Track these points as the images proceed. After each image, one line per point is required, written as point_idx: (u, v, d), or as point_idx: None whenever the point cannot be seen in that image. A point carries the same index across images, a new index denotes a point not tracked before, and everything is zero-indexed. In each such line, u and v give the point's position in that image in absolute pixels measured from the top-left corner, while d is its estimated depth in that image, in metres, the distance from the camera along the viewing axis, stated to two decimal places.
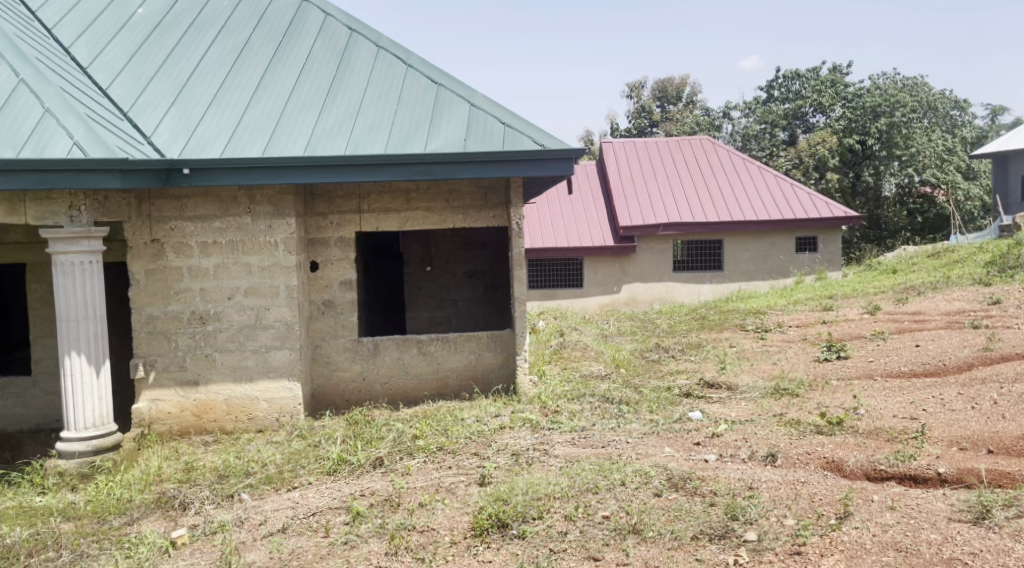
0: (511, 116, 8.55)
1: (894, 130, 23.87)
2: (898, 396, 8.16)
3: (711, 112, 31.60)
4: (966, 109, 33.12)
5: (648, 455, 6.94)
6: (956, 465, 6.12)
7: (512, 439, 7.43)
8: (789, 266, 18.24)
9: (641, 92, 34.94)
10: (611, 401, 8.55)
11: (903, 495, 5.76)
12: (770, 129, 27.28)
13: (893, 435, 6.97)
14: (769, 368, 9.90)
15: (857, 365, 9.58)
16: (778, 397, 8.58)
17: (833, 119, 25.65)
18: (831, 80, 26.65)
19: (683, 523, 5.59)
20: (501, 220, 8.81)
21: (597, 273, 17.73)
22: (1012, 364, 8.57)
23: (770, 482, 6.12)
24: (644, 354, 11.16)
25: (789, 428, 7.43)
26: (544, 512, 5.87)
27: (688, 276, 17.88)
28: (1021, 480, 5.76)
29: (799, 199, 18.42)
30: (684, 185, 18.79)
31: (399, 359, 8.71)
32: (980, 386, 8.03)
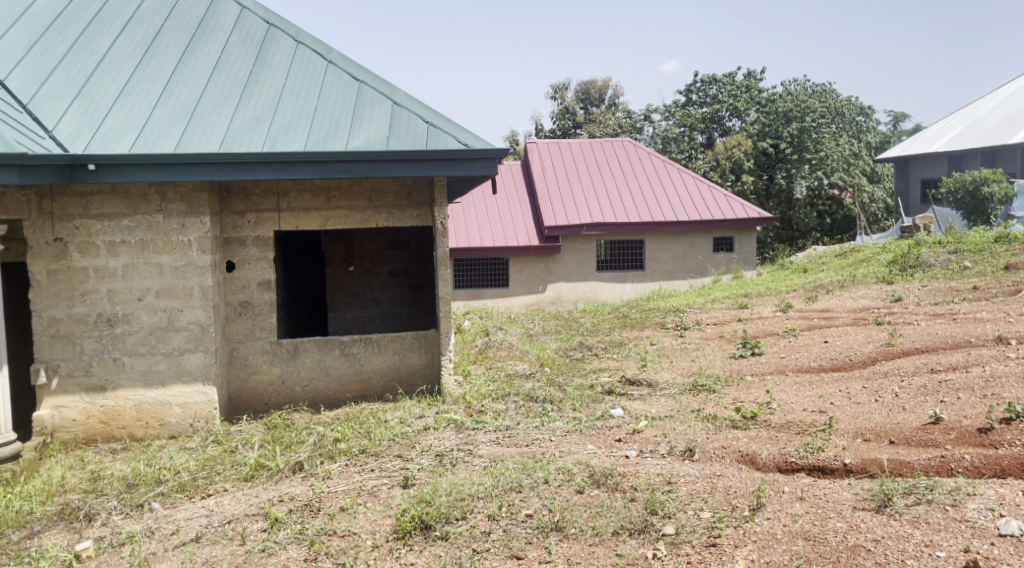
0: (435, 115, 8.53)
1: (805, 135, 24.99)
2: (808, 390, 8.45)
3: (632, 115, 32.25)
4: (870, 115, 34.57)
5: (571, 453, 7.03)
6: (861, 456, 6.38)
7: (436, 440, 7.41)
8: (706, 266, 18.68)
9: (565, 94, 35.33)
10: (535, 399, 8.61)
11: (811, 486, 5.98)
12: (689, 132, 27.95)
13: (803, 428, 7.23)
14: (688, 365, 10.13)
15: (771, 361, 9.89)
16: (697, 393, 8.78)
17: (747, 123, 26.66)
18: (746, 85, 27.59)
19: (604, 519, 5.68)
20: (425, 219, 8.77)
21: (522, 272, 17.81)
22: (913, 359, 8.97)
23: (688, 477, 6.27)
24: (568, 353, 11.25)
25: (706, 423, 7.63)
26: (467, 512, 5.88)
27: (611, 276, 18.13)
28: (920, 468, 6.00)
29: (716, 200, 18.92)
30: (606, 186, 19.08)
31: (320, 361, 8.59)
32: (883, 379, 8.40)
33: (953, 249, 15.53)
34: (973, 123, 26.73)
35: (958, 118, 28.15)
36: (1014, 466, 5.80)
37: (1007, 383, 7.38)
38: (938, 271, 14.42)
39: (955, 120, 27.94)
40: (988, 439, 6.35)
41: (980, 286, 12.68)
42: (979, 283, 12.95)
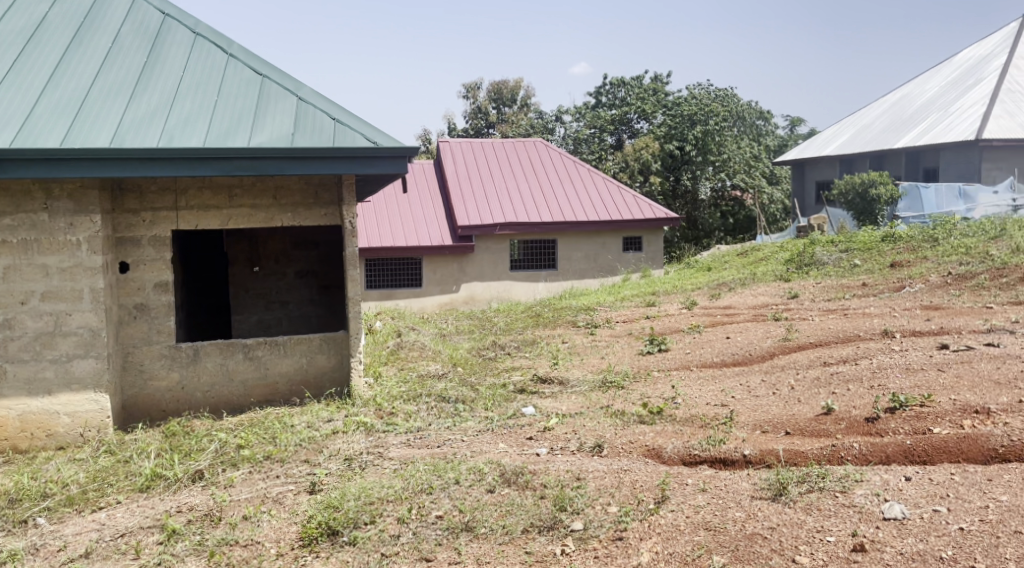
0: (342, 111, 8.40)
1: (708, 138, 25.59)
2: (711, 385, 8.69)
3: (543, 116, 32.55)
4: (769, 119, 35.86)
5: (482, 452, 7.03)
6: (760, 447, 6.59)
7: (344, 444, 7.29)
8: (616, 264, 18.98)
9: (477, 93, 35.34)
10: (447, 400, 8.58)
11: (713, 477, 6.16)
12: (599, 134, 28.38)
13: (706, 422, 7.43)
14: (598, 362, 10.27)
15: (677, 357, 10.12)
16: (606, 389, 8.91)
17: (654, 125, 27.16)
18: (653, 89, 28.12)
19: (514, 517, 5.71)
20: (332, 218, 8.61)
21: (434, 272, 17.71)
22: (809, 353, 9.34)
23: (596, 472, 6.36)
24: (481, 352, 11.24)
25: (615, 418, 7.75)
26: (376, 516, 5.81)
27: (524, 275, 18.22)
28: (813, 457, 6.24)
29: (625, 201, 19.28)
30: (517, 185, 19.20)
31: (222, 365, 8.34)
32: (780, 372, 8.72)
33: (844, 248, 16.23)
34: (862, 129, 27.94)
35: (849, 124, 29.33)
36: (898, 453, 6.08)
37: (892, 374, 7.75)
38: (831, 269, 15.03)
39: (847, 126, 29.11)
40: (875, 427, 6.66)
41: (869, 283, 13.28)
42: (869, 279, 13.55)
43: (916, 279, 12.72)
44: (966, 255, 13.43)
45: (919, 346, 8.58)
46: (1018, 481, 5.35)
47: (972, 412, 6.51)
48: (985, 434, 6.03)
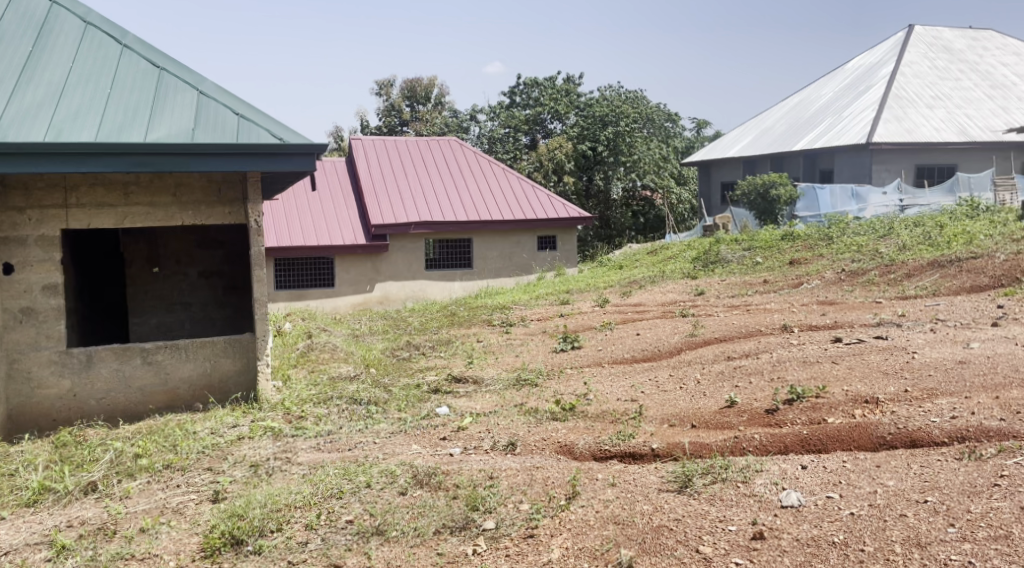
0: (245, 106, 8.17)
1: (619, 139, 26.18)
2: (622, 380, 8.83)
3: (458, 114, 32.43)
4: (677, 121, 36.57)
5: (395, 454, 6.94)
6: (667, 441, 6.72)
7: (250, 450, 7.10)
8: (531, 263, 19.10)
9: (391, 90, 35.02)
10: (359, 402, 8.46)
11: (622, 471, 6.26)
12: (513, 133, 28.45)
13: (616, 417, 7.53)
14: (512, 360, 10.29)
15: (589, 354, 10.23)
16: (520, 387, 8.93)
17: (567, 126, 27.48)
18: (566, 89, 28.20)
19: (426, 519, 5.66)
20: (236, 216, 8.35)
21: (348, 272, 17.40)
22: (714, 348, 9.58)
23: (509, 470, 6.37)
24: (394, 353, 11.12)
25: (529, 416, 7.78)
26: (282, 524, 5.68)
27: (440, 274, 18.11)
28: (717, 449, 6.40)
29: (539, 200, 19.41)
30: (431, 184, 19.10)
31: (118, 371, 8.02)
32: (687, 367, 8.94)
33: (747, 246, 16.76)
34: (764, 131, 28.88)
35: (751, 127, 30.26)
36: (795, 442, 6.30)
37: (791, 367, 8.03)
38: (735, 267, 15.47)
39: (749, 129, 30.06)
40: (775, 418, 6.88)
41: (770, 280, 13.71)
42: (770, 277, 13.99)
43: (813, 276, 13.21)
44: (858, 252, 14.03)
45: (815, 340, 8.91)
46: (904, 466, 5.61)
47: (863, 402, 6.79)
48: (875, 422, 6.30)
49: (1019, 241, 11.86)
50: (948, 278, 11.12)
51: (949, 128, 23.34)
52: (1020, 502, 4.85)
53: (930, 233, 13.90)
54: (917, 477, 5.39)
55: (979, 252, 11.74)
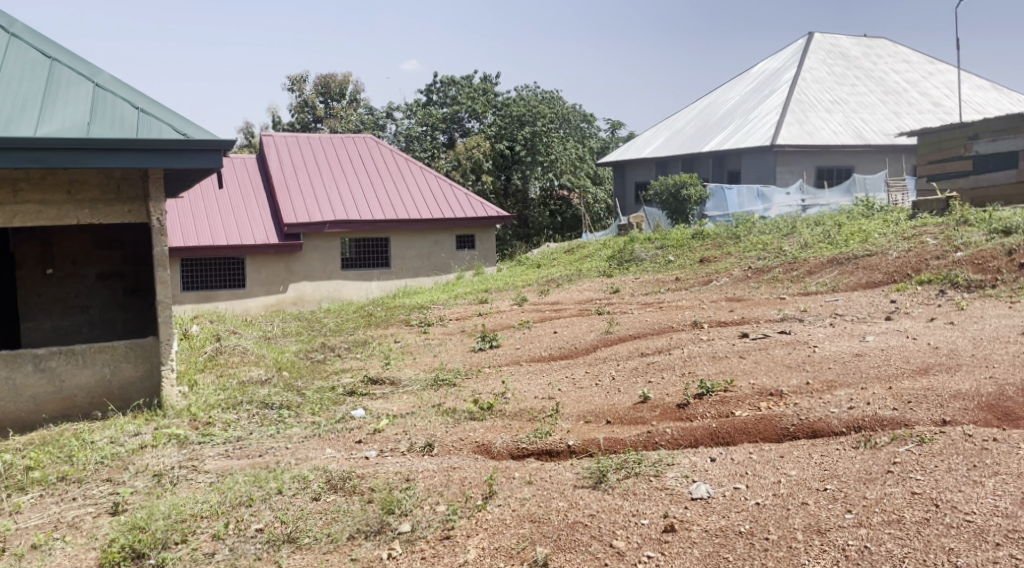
0: (146, 100, 7.89)
1: (536, 138, 26.36)
2: (539, 378, 8.88)
3: (373, 113, 31.85)
4: (592, 121, 37.02)
5: (308, 459, 6.81)
6: (582, 437, 6.80)
7: (154, 458, 6.86)
8: (450, 262, 19.05)
9: (304, 86, 34.37)
10: (270, 406, 8.27)
11: (539, 469, 6.30)
12: (430, 132, 28.01)
13: (533, 415, 7.57)
14: (430, 360, 10.22)
15: (507, 353, 10.24)
16: (438, 387, 8.86)
17: (485, 125, 27.68)
18: (483, 89, 28.41)
19: (340, 524, 5.57)
20: (137, 214, 8.05)
21: (259, 272, 16.98)
22: (628, 345, 9.74)
23: (426, 472, 6.33)
24: (308, 355, 10.91)
25: (446, 416, 7.73)
26: (188, 534, 5.50)
27: (356, 274, 17.88)
28: (631, 444, 6.51)
29: (457, 198, 19.39)
30: (345, 182, 18.84)
31: (7, 379, 7.64)
32: (602, 364, 9.06)
33: (660, 245, 17.10)
34: (675, 133, 29.55)
35: (662, 129, 30.89)
36: (704, 435, 6.46)
37: (701, 362, 8.22)
38: (648, 265, 15.76)
39: (660, 131, 30.71)
40: (685, 413, 7.03)
41: (681, 278, 14.02)
42: (682, 274, 14.31)
43: (722, 274, 13.56)
44: (764, 250, 14.48)
45: (724, 336, 9.16)
46: (805, 456, 5.81)
47: (767, 395, 7.01)
48: (779, 414, 6.51)
49: (911, 239, 12.44)
50: (846, 275, 11.59)
51: (846, 132, 24.31)
52: (911, 487, 5.08)
53: (830, 232, 14.47)
54: (818, 466, 5.59)
55: (874, 250, 12.27)
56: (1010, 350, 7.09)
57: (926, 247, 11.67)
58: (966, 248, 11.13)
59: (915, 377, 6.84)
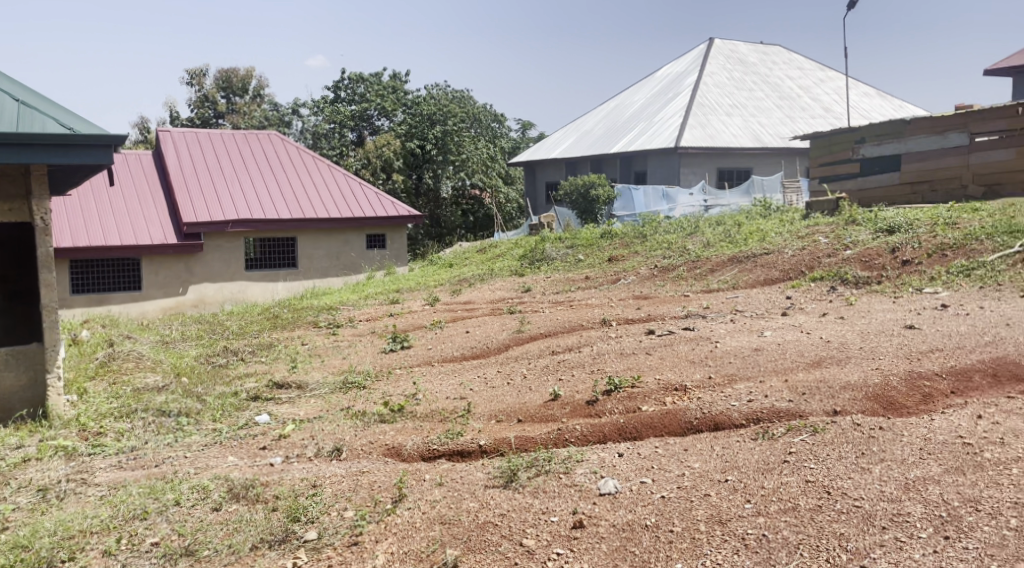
0: (29, 94, 7.49)
1: (447, 137, 26.32)
2: (451, 378, 8.81)
3: (278, 107, 30.95)
4: (503, 121, 37.14)
5: (208, 468, 6.57)
6: (493, 436, 6.77)
7: (39, 472, 6.50)
8: (360, 262, 18.76)
9: (203, 80, 33.30)
10: (168, 414, 7.95)
11: (450, 470, 6.24)
12: (338, 129, 27.46)
13: (445, 415, 7.50)
14: (339, 363, 10.01)
15: (418, 353, 10.13)
16: (347, 390, 8.68)
17: (395, 123, 27.44)
18: (393, 87, 28.22)
19: (242, 534, 5.38)
20: (19, 214, 7.61)
21: (157, 274, 16.33)
22: (539, 343, 9.77)
23: (333, 477, 6.18)
24: (209, 359, 10.54)
25: (355, 420, 7.57)
26: (76, 552, 5.23)
27: (261, 275, 17.39)
28: (542, 442, 6.51)
29: (367, 197, 19.11)
30: (249, 180, 18.34)
31: None
32: (513, 363, 9.05)
33: (570, 245, 17.25)
34: (584, 134, 29.92)
35: (572, 130, 31.25)
36: (613, 431, 6.54)
37: (609, 359, 8.31)
38: (558, 264, 15.87)
39: (570, 132, 31.05)
40: (594, 409, 7.09)
41: (590, 277, 14.18)
42: (591, 273, 14.47)
43: (629, 272, 13.74)
44: (669, 249, 14.77)
45: (631, 333, 9.28)
46: (708, 448, 5.94)
47: (672, 390, 7.13)
48: (684, 408, 6.63)
49: (805, 238, 12.90)
50: (746, 272, 11.93)
51: (745, 135, 25.08)
52: (806, 475, 5.24)
53: (730, 231, 14.91)
54: (719, 458, 5.72)
55: (771, 248, 12.68)
56: (895, 343, 7.42)
57: (819, 246, 12.12)
58: (855, 246, 11.62)
59: (809, 370, 7.09)
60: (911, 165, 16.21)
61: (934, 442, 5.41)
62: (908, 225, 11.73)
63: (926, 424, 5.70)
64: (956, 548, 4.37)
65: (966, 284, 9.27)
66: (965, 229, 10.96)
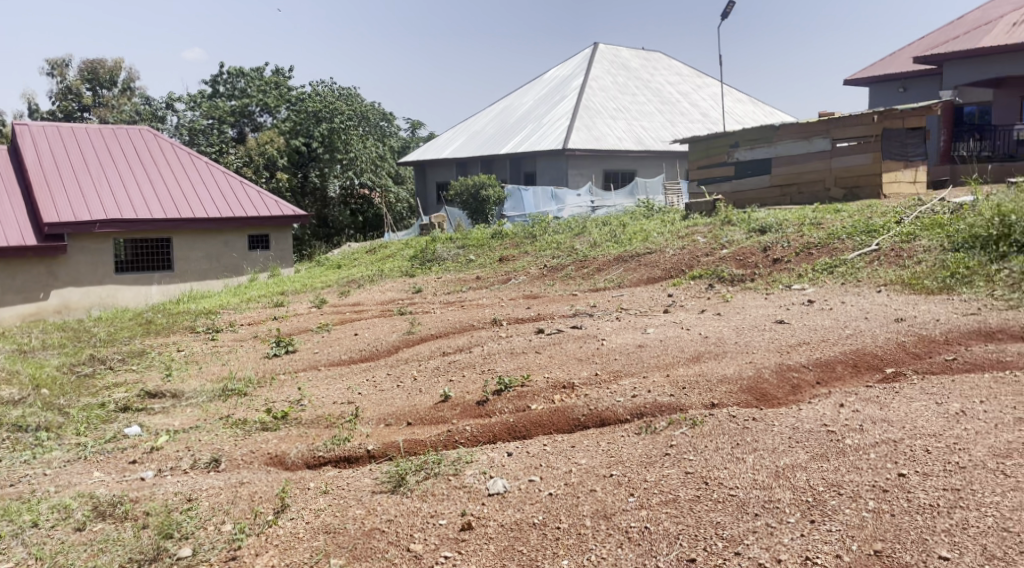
0: None
1: (334, 135, 25.80)
2: (338, 382, 8.60)
3: (151, 101, 29.59)
4: (392, 120, 36.82)
5: (72, 485, 6.17)
6: (382, 441, 6.63)
7: None
8: (242, 264, 18.17)
9: (66, 71, 31.51)
10: (25, 428, 7.43)
11: (335, 477, 6.06)
12: (217, 125, 26.52)
13: (331, 421, 7.29)
14: (218, 369, 9.62)
15: (303, 357, 9.85)
16: (227, 398, 8.33)
17: (279, 120, 26.68)
18: (275, 82, 27.42)
19: (108, 555, 5.08)
20: None
21: (15, 279, 15.23)
22: (429, 344, 9.66)
23: (211, 489, 5.91)
24: (74, 369, 9.94)
25: (235, 429, 7.27)
26: None
27: (133, 278, 16.53)
28: (431, 444, 6.42)
29: (249, 196, 18.55)
30: (121, 178, 17.48)
31: None
32: (404, 365, 8.92)
33: (461, 245, 17.21)
34: (473, 134, 29.96)
35: (461, 130, 31.25)
36: (502, 430, 6.52)
37: (499, 358, 8.30)
38: (450, 264, 15.79)
39: (460, 132, 31.04)
40: (485, 409, 7.05)
41: (481, 276, 14.19)
42: (481, 273, 14.45)
43: (520, 272, 13.80)
44: (558, 249, 14.93)
45: (520, 332, 9.29)
46: (594, 444, 5.99)
47: (560, 387, 7.17)
48: (571, 405, 6.68)
49: (685, 238, 13.29)
50: (631, 271, 12.17)
51: (628, 138, 25.68)
52: (686, 467, 5.36)
53: (616, 231, 15.19)
54: (605, 453, 5.78)
55: (654, 248, 12.99)
56: (767, 337, 7.71)
57: (698, 245, 12.50)
58: (731, 245, 12.04)
59: (689, 365, 7.27)
60: (779, 168, 16.99)
61: (801, 430, 5.63)
62: (778, 226, 12.24)
63: (794, 414, 5.93)
64: (821, 531, 4.54)
65: (830, 280, 9.74)
66: (830, 228, 11.54)
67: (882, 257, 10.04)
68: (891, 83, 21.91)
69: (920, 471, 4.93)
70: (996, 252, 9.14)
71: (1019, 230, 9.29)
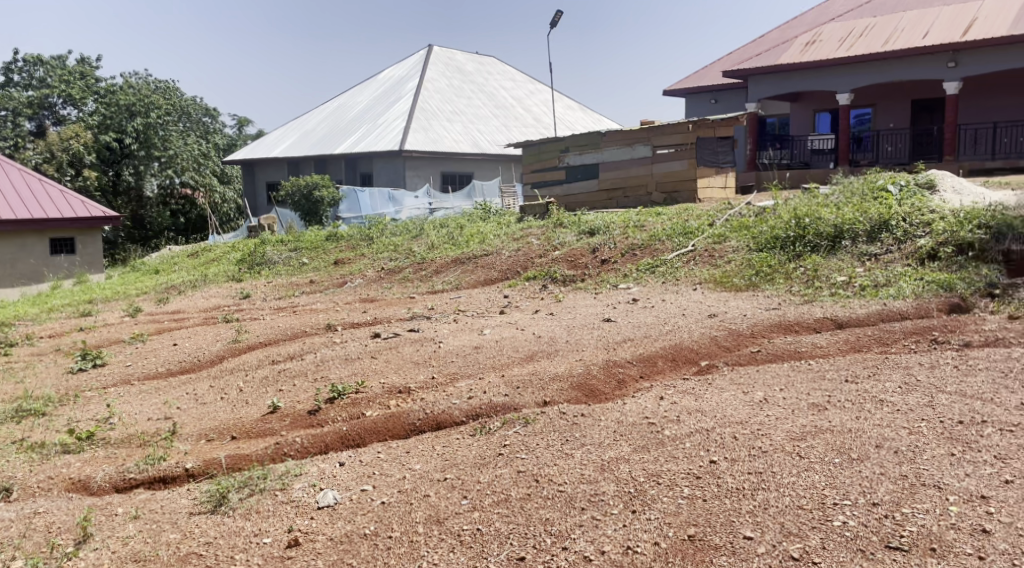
0: None
1: (150, 130, 24.18)
2: (154, 397, 8.01)
3: None
4: (216, 116, 35.23)
5: None
6: (202, 458, 6.21)
7: None
8: (42, 270, 16.66)
9: None
10: None
11: (148, 500, 5.61)
12: (12, 117, 24.53)
13: (145, 439, 6.77)
14: (12, 388, 8.71)
15: (114, 372, 9.12)
16: (21, 419, 7.55)
17: (85, 113, 24.94)
18: (80, 72, 25.85)
19: None
20: None
21: None
22: (256, 353, 9.20)
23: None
24: None
25: (30, 454, 6.59)
26: None
27: None
28: (257, 459, 6.08)
29: (51, 196, 17.13)
30: None
31: None
32: (228, 376, 8.43)
33: (293, 248, 16.59)
34: (307, 133, 29.02)
35: (293, 129, 30.20)
36: (335, 439, 6.27)
37: (332, 365, 8.01)
38: (281, 268, 15.21)
39: (291, 131, 30.02)
40: (316, 419, 6.77)
41: (315, 280, 13.72)
42: (314, 277, 13.98)
43: (355, 275, 13.50)
44: (394, 251, 14.70)
45: (355, 337, 9.04)
46: (428, 449, 5.86)
47: (395, 393, 7.00)
48: (407, 410, 6.52)
49: (519, 240, 13.44)
50: (466, 274, 12.14)
51: (463, 141, 25.77)
52: (517, 466, 5.34)
53: (452, 234, 15.11)
54: (439, 457, 5.66)
55: (489, 249, 13.04)
56: (595, 335, 7.88)
57: (532, 247, 12.63)
58: (562, 246, 12.26)
59: (522, 364, 7.30)
60: (607, 173, 17.51)
61: (625, 424, 5.76)
62: (606, 228, 12.60)
63: (619, 409, 6.06)
64: (641, 520, 4.64)
65: (652, 280, 10.10)
66: (652, 230, 12.00)
67: (698, 257, 10.54)
68: (704, 94, 23.12)
69: (729, 456, 5.15)
70: (799, 250, 9.79)
71: (813, 231, 10.01)
